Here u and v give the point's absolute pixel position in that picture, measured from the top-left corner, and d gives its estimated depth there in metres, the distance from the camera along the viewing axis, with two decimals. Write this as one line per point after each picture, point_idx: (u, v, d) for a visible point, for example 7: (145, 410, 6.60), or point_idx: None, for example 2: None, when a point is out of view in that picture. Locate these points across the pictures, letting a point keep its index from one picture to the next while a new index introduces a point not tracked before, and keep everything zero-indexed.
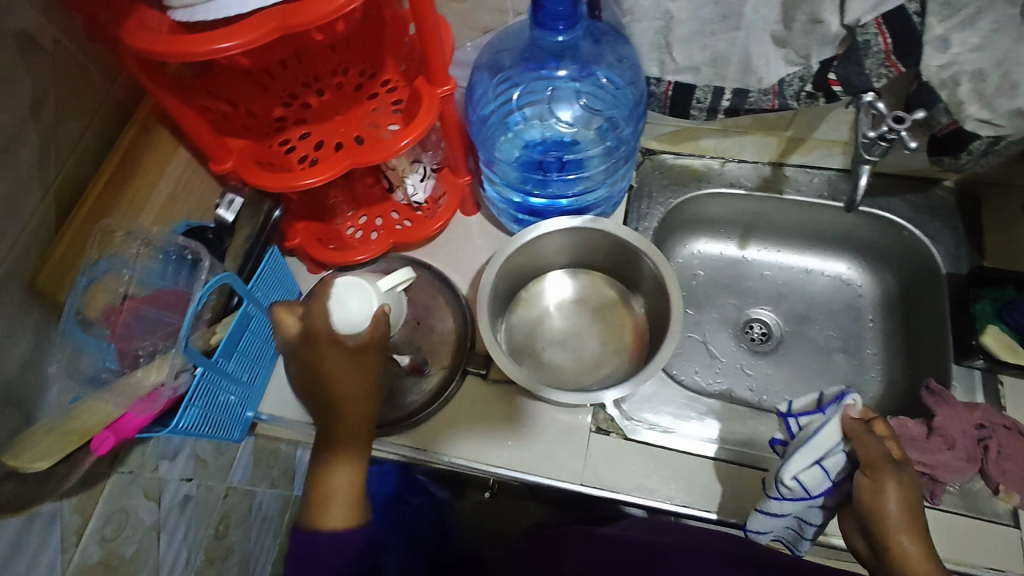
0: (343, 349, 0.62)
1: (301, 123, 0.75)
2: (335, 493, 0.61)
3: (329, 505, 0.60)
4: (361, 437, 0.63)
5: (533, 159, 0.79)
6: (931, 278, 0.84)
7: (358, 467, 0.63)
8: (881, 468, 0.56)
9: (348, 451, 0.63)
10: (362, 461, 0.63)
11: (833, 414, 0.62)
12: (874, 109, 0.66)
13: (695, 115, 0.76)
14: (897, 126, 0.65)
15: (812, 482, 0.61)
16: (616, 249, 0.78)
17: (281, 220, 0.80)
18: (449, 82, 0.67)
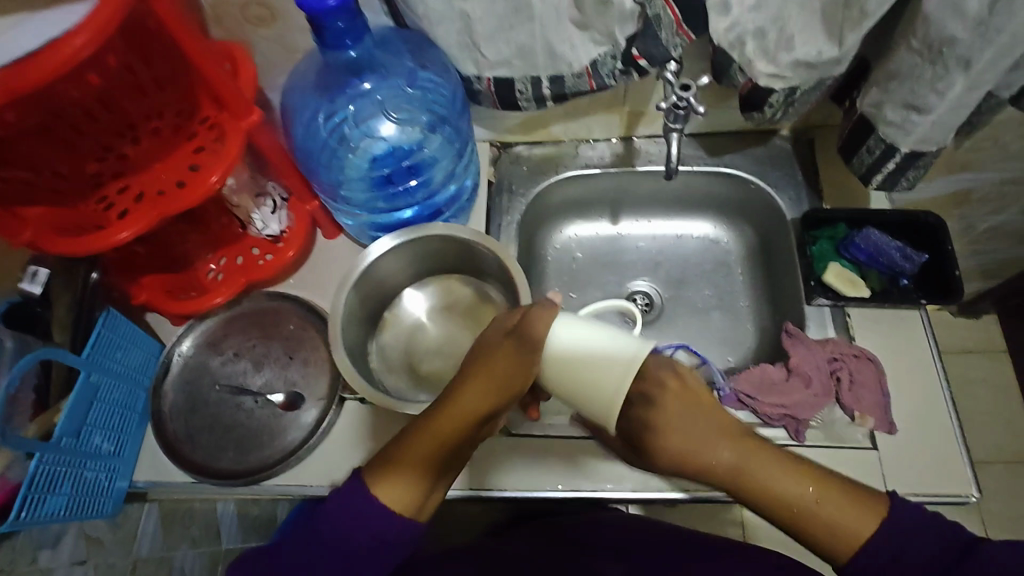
0: (516, 345, 0.57)
1: (120, 176, 0.72)
2: (395, 486, 0.55)
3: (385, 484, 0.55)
4: (433, 458, 0.56)
5: (382, 175, 0.78)
6: (782, 225, 0.88)
7: (419, 485, 0.56)
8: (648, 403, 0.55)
9: (415, 461, 0.56)
10: (424, 479, 0.56)
11: None
12: (666, 79, 0.71)
13: (525, 105, 0.77)
14: (683, 95, 0.71)
15: None
16: (460, 249, 0.77)
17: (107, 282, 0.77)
18: (253, 112, 0.65)
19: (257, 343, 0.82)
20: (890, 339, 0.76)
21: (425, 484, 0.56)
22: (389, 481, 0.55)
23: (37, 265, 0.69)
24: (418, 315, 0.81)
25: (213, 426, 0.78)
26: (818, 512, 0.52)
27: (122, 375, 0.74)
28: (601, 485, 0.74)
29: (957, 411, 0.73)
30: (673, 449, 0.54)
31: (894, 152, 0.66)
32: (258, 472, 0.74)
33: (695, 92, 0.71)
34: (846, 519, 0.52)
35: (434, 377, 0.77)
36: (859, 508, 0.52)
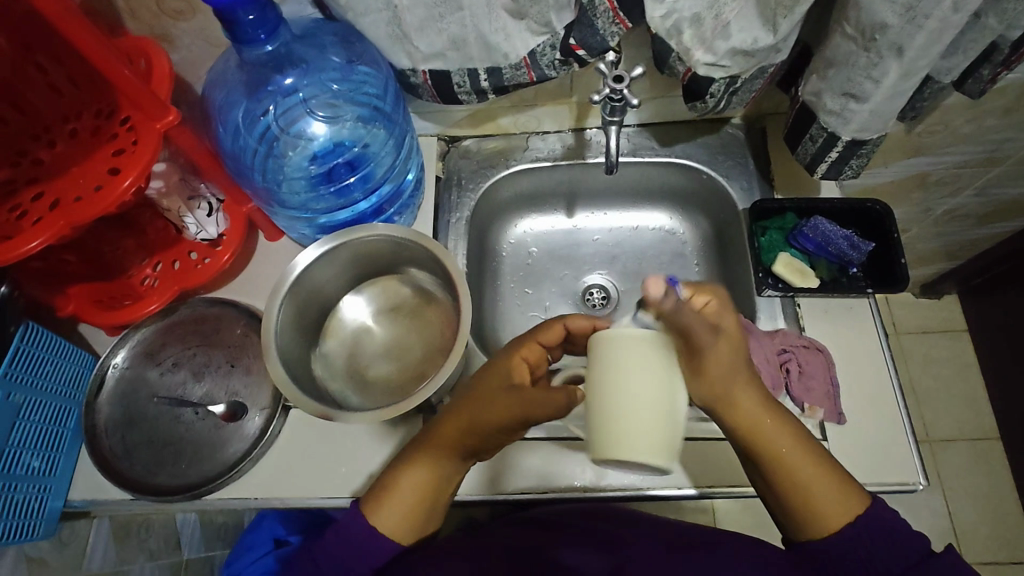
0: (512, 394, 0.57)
1: (33, 182, 0.68)
2: (406, 501, 0.62)
3: (388, 506, 0.62)
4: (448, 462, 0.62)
5: (319, 173, 0.75)
6: (734, 215, 0.86)
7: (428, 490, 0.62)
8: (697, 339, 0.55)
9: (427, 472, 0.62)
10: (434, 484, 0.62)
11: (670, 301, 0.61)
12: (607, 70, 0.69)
13: (465, 98, 0.74)
14: (618, 87, 0.69)
15: None
16: (398, 246, 0.75)
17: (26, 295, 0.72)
18: (169, 113, 0.61)
19: (197, 351, 0.79)
20: (839, 328, 0.76)
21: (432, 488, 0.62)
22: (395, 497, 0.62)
23: None
24: (362, 318, 0.79)
25: (152, 440, 0.75)
26: (814, 498, 0.56)
27: (50, 390, 0.71)
28: (553, 486, 0.73)
29: (902, 382, 0.73)
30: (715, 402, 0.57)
31: (836, 140, 0.65)
32: (199, 485, 0.72)
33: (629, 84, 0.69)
34: (830, 502, 0.56)
35: (377, 380, 0.75)
36: (841, 501, 0.56)
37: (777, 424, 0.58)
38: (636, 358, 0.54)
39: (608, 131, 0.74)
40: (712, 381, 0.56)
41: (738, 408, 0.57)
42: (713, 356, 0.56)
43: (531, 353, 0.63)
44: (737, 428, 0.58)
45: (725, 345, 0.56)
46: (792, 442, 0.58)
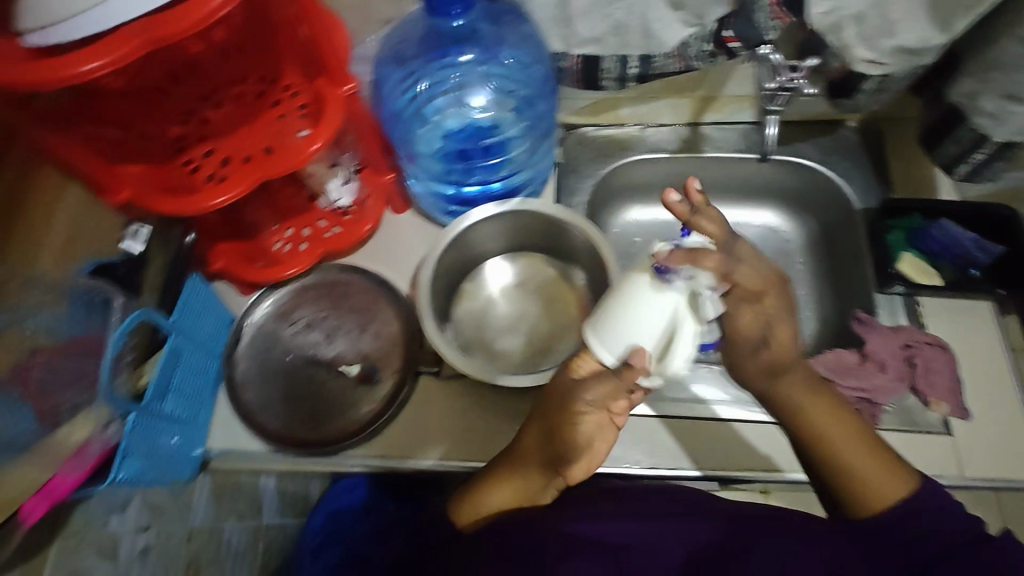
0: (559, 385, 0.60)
1: (202, 139, 0.71)
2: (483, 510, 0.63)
3: (470, 504, 0.64)
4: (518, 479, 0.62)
5: (456, 149, 0.78)
6: (849, 214, 0.88)
7: (496, 498, 0.62)
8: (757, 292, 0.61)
9: (500, 479, 0.63)
10: (500, 494, 0.62)
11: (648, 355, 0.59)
12: (771, 62, 0.69)
13: (607, 85, 0.77)
14: (794, 76, 0.69)
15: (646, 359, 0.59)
16: (543, 225, 0.77)
17: (197, 244, 0.78)
18: (350, 80, 0.67)
19: (329, 314, 0.82)
20: (962, 327, 0.77)
21: (498, 501, 0.62)
22: (476, 494, 0.64)
23: (138, 223, 0.70)
24: (495, 291, 0.81)
25: (288, 394, 0.78)
26: (856, 470, 0.57)
27: (202, 339, 0.74)
28: (679, 465, 0.75)
29: None
30: (790, 398, 0.61)
31: (986, 141, 0.67)
32: (336, 442, 0.75)
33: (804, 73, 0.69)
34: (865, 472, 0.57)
35: (507, 351, 0.77)
36: (888, 476, 0.56)
37: (825, 404, 0.60)
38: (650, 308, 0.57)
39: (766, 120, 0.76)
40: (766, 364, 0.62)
41: (796, 398, 0.61)
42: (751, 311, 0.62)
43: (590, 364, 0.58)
44: (797, 416, 0.61)
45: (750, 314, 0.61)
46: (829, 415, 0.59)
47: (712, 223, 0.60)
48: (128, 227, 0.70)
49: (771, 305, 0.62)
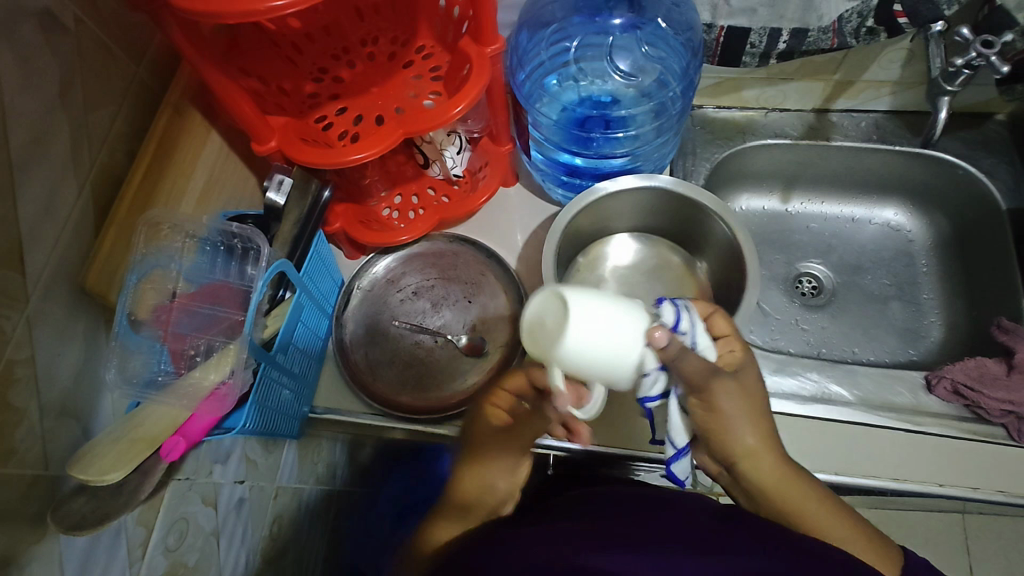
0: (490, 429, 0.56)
1: (335, 97, 0.69)
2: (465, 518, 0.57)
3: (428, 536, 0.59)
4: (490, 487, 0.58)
5: (577, 119, 0.76)
6: (992, 213, 0.82)
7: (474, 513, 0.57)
8: (711, 387, 0.47)
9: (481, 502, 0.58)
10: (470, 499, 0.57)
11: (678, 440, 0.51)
12: (958, 36, 0.64)
13: (748, 61, 0.76)
14: (984, 52, 0.63)
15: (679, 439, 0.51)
16: (678, 209, 0.73)
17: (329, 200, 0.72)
18: (498, 41, 0.64)
19: (437, 284, 0.81)
20: None
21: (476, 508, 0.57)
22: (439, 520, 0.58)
23: (280, 174, 0.66)
24: (610, 270, 0.79)
25: (394, 360, 0.77)
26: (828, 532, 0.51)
27: (319, 299, 0.74)
28: None
29: None
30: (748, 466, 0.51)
31: None
32: (444, 410, 0.73)
33: (996, 52, 0.64)
34: (847, 541, 0.50)
35: None
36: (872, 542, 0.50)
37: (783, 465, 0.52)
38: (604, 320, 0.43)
39: (937, 103, 0.70)
40: (719, 432, 0.50)
41: (754, 471, 0.52)
42: (725, 410, 0.48)
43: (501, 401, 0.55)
44: (759, 481, 0.52)
45: (741, 393, 0.49)
46: (795, 480, 0.52)
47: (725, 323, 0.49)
48: (271, 178, 0.66)
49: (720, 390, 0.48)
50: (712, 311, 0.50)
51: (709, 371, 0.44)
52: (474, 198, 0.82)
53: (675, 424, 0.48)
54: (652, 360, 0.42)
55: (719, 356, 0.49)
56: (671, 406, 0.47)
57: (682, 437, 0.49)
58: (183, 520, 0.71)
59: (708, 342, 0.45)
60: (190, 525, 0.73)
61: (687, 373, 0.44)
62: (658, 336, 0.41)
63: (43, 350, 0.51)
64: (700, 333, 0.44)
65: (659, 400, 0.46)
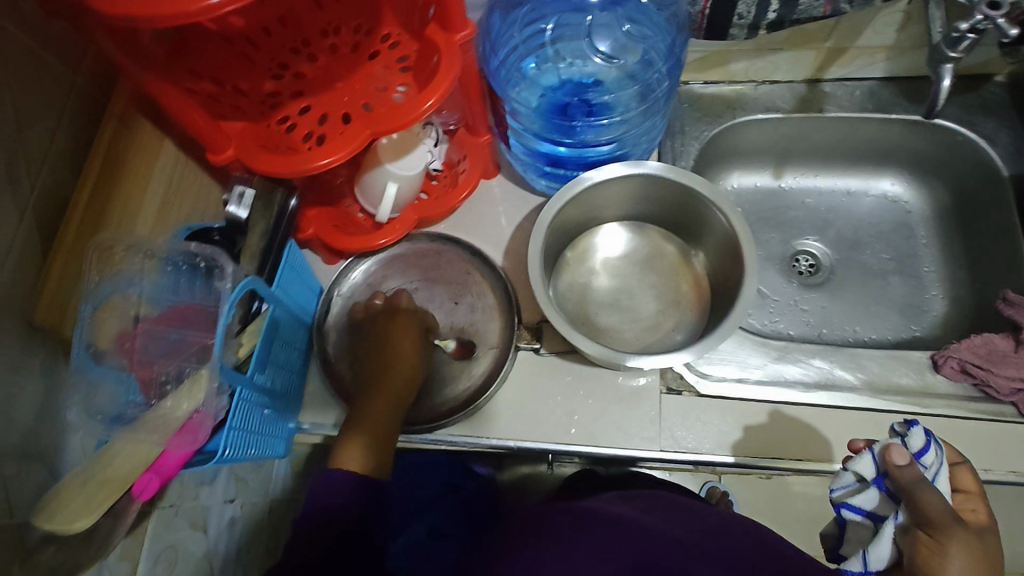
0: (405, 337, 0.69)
1: (298, 95, 0.65)
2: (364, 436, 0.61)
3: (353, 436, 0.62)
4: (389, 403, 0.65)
5: (558, 105, 0.71)
6: (992, 181, 0.80)
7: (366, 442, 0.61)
8: (954, 529, 0.46)
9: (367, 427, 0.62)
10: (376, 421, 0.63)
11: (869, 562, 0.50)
12: None
13: (736, 33, 0.73)
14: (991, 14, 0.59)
15: (873, 560, 0.50)
16: (672, 198, 0.70)
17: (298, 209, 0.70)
18: (468, 26, 0.60)
19: (421, 286, 0.77)
20: None
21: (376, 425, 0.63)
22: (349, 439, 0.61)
23: (241, 185, 0.62)
24: (601, 263, 0.75)
25: None
26: None
27: (296, 310, 0.71)
28: (805, 456, 0.68)
29: None
30: None
31: None
32: (434, 418, 0.71)
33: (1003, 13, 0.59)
34: None
35: (613, 329, 0.72)
36: None
37: None
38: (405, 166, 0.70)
39: (938, 71, 0.65)
40: None
41: None
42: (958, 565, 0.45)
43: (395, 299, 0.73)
44: None
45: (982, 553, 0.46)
46: None
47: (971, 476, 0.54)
48: (231, 190, 0.62)
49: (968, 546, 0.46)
50: (960, 461, 0.55)
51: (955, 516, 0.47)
52: (456, 198, 0.77)
53: (879, 545, 0.50)
54: (868, 469, 0.53)
55: (962, 510, 0.52)
56: (884, 526, 0.50)
57: (880, 563, 0.50)
58: (171, 548, 0.68)
59: (946, 487, 0.51)
60: (179, 552, 0.70)
61: (925, 505, 0.47)
62: (896, 455, 0.48)
63: None
64: (941, 478, 0.51)
65: (863, 514, 0.53)
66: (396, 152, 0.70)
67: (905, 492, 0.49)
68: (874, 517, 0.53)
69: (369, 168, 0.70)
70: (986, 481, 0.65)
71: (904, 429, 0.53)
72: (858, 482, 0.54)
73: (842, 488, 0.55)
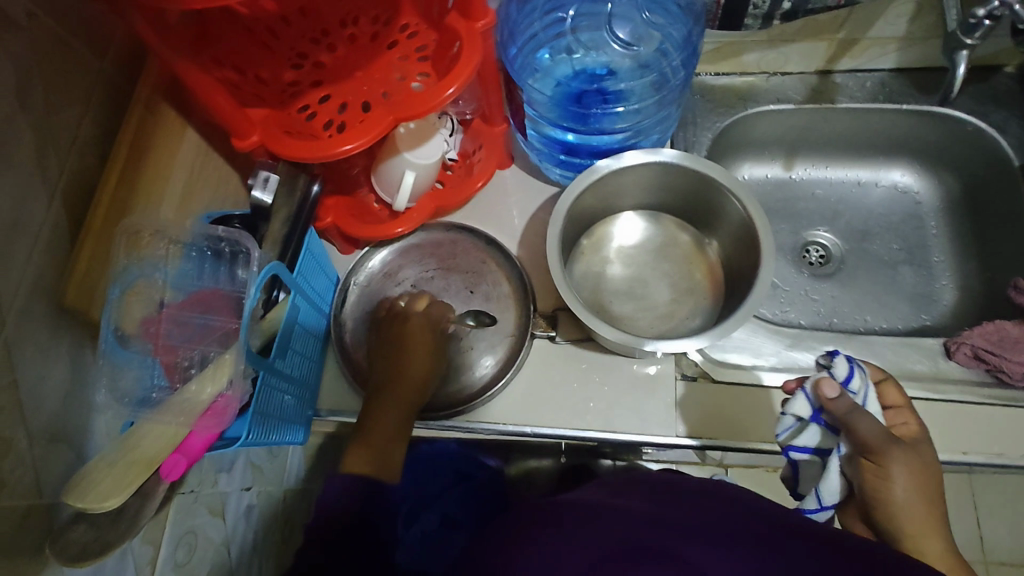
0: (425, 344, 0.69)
1: (317, 85, 0.66)
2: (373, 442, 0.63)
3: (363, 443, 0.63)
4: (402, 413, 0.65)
5: (572, 93, 0.72)
6: (1003, 170, 0.80)
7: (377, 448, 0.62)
8: (889, 453, 0.51)
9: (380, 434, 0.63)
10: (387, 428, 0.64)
11: (826, 499, 0.54)
12: None
13: (749, 23, 0.78)
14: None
15: (828, 494, 0.54)
16: (687, 186, 0.71)
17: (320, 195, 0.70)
18: (488, 15, 0.61)
19: (436, 275, 0.78)
20: None
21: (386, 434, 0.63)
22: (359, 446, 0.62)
23: (264, 171, 0.63)
24: (615, 251, 0.76)
25: None
26: None
27: (315, 298, 0.71)
28: None
29: None
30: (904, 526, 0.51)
31: None
32: (451, 406, 0.71)
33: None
34: None
35: (628, 317, 0.72)
36: None
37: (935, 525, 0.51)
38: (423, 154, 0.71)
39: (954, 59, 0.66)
40: (894, 512, 0.52)
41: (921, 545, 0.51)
42: (898, 482, 0.51)
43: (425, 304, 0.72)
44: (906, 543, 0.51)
45: (917, 467, 0.52)
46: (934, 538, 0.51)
47: (896, 390, 0.58)
48: (255, 175, 0.63)
49: (903, 462, 0.51)
50: (884, 377, 0.58)
51: (886, 437, 0.51)
52: (471, 188, 0.78)
53: (828, 483, 0.53)
54: (804, 408, 0.53)
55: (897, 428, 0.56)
56: (834, 462, 0.53)
57: (834, 495, 0.54)
58: (191, 533, 0.69)
59: (874, 405, 0.55)
60: (199, 538, 0.70)
61: (860, 432, 0.50)
62: (828, 389, 0.49)
63: (26, 374, 0.48)
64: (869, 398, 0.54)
65: (810, 452, 0.54)
66: (413, 140, 0.71)
67: (843, 423, 0.51)
68: (821, 452, 0.54)
69: (386, 155, 0.71)
70: (1000, 467, 0.66)
71: (828, 361, 0.54)
72: (798, 422, 0.54)
73: (785, 432, 0.55)
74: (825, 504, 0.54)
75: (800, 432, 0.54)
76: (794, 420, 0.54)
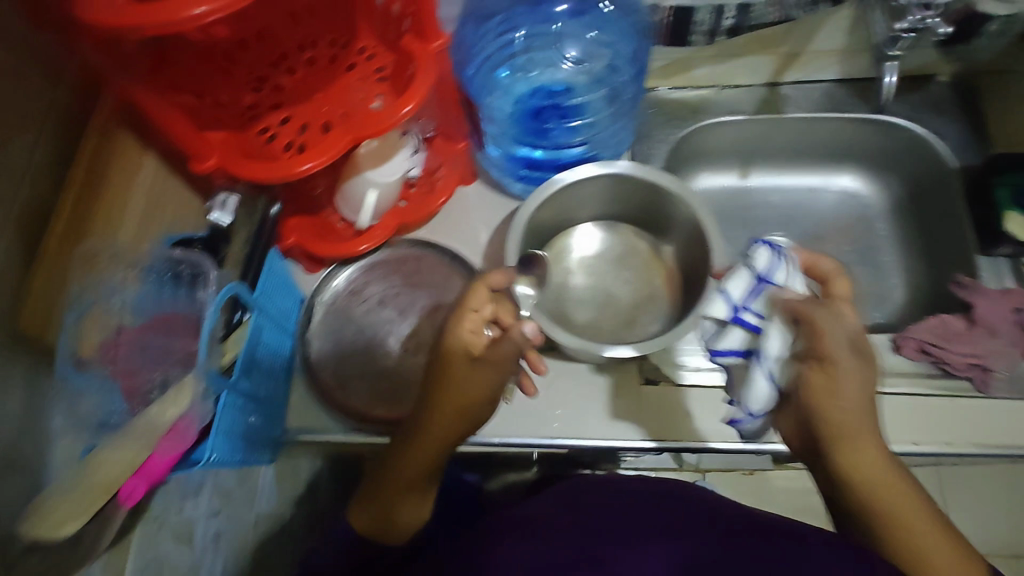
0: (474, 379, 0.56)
1: (277, 107, 0.67)
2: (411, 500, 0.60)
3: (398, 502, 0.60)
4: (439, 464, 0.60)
5: (531, 110, 0.75)
6: (940, 172, 0.84)
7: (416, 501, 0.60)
8: (841, 358, 0.48)
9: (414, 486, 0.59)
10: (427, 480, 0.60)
11: (753, 404, 0.53)
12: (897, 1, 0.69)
13: (697, 39, 0.81)
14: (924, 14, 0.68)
15: (757, 401, 0.53)
16: (641, 196, 0.73)
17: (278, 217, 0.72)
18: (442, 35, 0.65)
19: (401, 291, 0.78)
20: None
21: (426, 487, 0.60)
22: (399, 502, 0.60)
23: (223, 193, 0.63)
24: (576, 261, 0.78)
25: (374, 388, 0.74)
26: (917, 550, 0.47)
27: (279, 318, 0.71)
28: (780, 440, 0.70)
29: None
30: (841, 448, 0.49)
31: None
32: None
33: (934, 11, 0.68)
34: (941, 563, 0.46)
35: (590, 324, 0.74)
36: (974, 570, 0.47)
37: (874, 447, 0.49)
38: (384, 173, 0.72)
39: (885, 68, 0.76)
40: (835, 423, 0.49)
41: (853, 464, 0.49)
42: (844, 390, 0.48)
43: (506, 318, 0.58)
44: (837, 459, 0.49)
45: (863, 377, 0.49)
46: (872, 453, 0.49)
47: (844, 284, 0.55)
48: (213, 198, 0.62)
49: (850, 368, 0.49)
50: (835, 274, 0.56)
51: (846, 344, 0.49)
52: (434, 205, 0.79)
53: (753, 389, 0.53)
54: (721, 308, 0.57)
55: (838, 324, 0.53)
56: (756, 366, 0.53)
57: (762, 401, 0.53)
58: (156, 562, 0.67)
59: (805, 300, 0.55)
60: (165, 567, 0.68)
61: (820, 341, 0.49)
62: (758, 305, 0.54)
63: None
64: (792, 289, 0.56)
65: (735, 356, 0.56)
66: (376, 159, 0.71)
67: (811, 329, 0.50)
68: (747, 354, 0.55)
69: (348, 176, 0.72)
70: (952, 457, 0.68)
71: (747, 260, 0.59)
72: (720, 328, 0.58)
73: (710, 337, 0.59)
74: (753, 410, 0.54)
75: (721, 337, 0.57)
76: (715, 324, 0.58)
